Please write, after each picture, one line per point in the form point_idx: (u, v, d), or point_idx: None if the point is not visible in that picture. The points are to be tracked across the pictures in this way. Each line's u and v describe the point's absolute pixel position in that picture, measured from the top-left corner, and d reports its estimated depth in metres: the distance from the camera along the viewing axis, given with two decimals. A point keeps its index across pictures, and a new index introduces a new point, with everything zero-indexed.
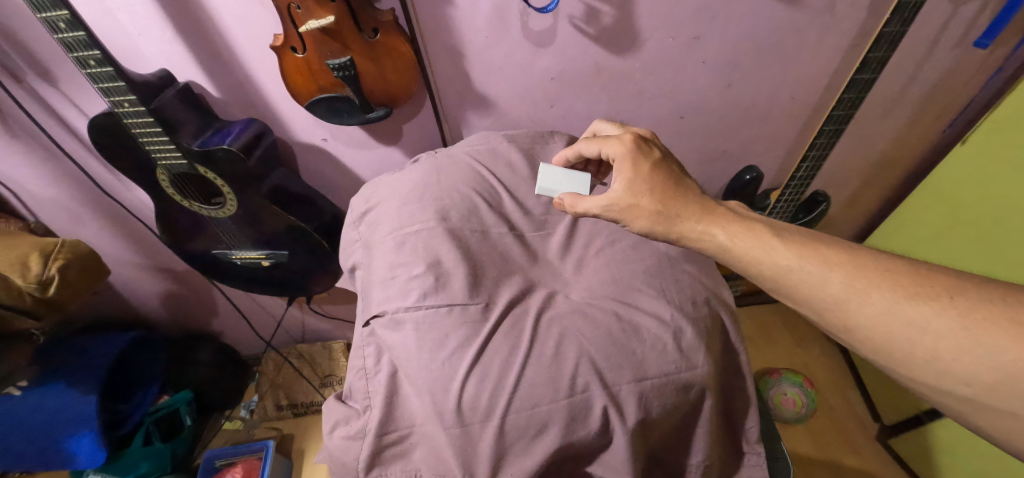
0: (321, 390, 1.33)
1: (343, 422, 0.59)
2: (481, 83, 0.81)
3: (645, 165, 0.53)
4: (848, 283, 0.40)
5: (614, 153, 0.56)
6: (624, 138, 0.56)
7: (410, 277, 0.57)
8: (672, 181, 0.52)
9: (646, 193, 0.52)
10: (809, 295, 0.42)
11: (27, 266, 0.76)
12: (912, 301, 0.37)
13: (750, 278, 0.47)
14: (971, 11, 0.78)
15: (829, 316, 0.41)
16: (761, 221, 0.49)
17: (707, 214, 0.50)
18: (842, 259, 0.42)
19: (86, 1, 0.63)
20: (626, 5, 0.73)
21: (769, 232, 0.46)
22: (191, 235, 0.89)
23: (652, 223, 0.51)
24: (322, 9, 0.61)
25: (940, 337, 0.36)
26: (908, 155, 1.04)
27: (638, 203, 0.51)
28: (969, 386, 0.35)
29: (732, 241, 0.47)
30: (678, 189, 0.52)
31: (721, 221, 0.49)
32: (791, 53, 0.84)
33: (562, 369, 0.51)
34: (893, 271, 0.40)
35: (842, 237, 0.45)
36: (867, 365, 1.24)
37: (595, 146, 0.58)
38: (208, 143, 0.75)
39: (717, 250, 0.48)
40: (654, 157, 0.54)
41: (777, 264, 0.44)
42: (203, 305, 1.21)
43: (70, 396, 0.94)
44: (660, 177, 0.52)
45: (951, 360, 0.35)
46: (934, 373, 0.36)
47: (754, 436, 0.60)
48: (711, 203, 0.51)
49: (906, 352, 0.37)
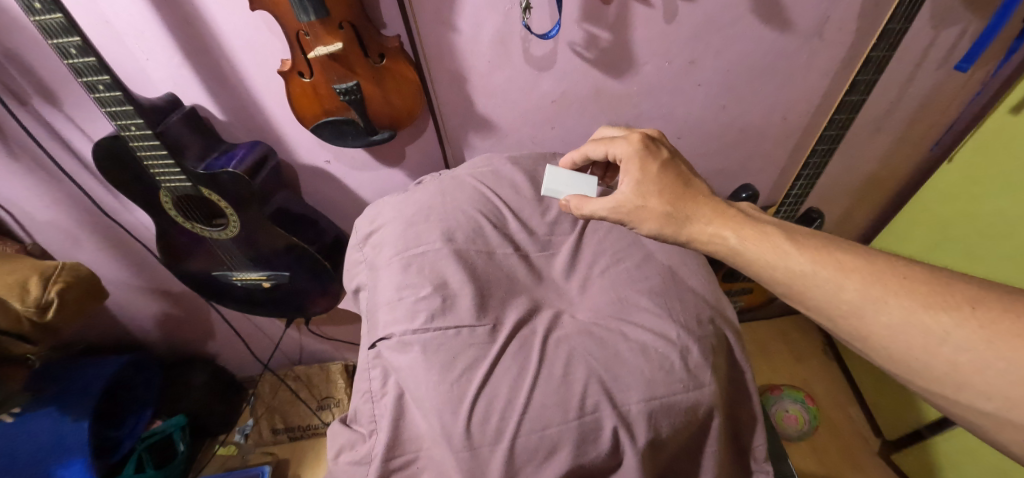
0: (318, 413, 1.31)
1: (349, 446, 0.58)
2: (484, 106, 0.83)
3: (652, 166, 0.55)
4: (864, 290, 0.41)
5: (621, 154, 0.58)
6: (631, 139, 0.58)
7: (416, 298, 0.57)
8: (681, 182, 0.54)
9: (654, 195, 0.53)
10: (824, 301, 0.43)
11: (27, 290, 0.75)
12: (931, 311, 0.38)
13: (763, 282, 0.48)
14: (952, 36, 0.81)
15: (845, 323, 0.42)
16: (773, 223, 0.50)
17: (717, 216, 0.51)
18: (858, 264, 0.43)
19: (97, 27, 0.64)
20: (623, 31, 0.76)
21: (781, 235, 0.47)
22: (191, 257, 0.89)
23: (661, 225, 0.52)
24: (330, 35, 0.62)
25: (959, 349, 0.36)
26: (897, 172, 1.07)
27: (646, 204, 0.53)
28: (990, 400, 0.35)
29: (743, 244, 0.48)
30: (687, 190, 0.53)
31: (731, 223, 0.50)
32: (783, 76, 0.86)
33: (571, 390, 0.51)
34: (912, 279, 0.40)
35: (856, 242, 0.45)
36: (865, 381, 1.24)
37: (602, 148, 0.61)
38: (213, 166, 0.75)
39: (727, 251, 0.49)
40: (662, 157, 0.56)
41: (791, 269, 0.45)
42: (199, 327, 1.19)
43: (60, 421, 0.92)
44: (668, 178, 0.54)
45: (972, 372, 0.36)
46: (954, 385, 0.37)
47: (762, 454, 0.60)
48: (721, 204, 0.52)
49: (926, 364, 0.38)
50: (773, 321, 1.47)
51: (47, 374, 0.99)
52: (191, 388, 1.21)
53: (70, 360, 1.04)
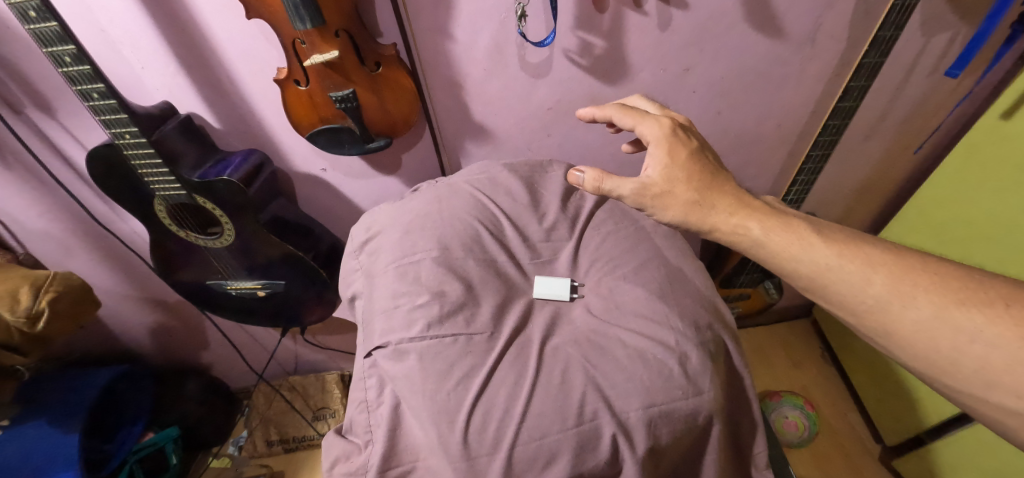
0: (313, 424, 1.29)
1: (343, 458, 0.57)
2: (480, 113, 0.83)
3: (681, 152, 0.53)
4: (891, 286, 0.42)
5: (650, 134, 0.56)
6: (661, 121, 0.56)
7: (413, 306, 0.57)
8: (708, 169, 0.52)
9: (681, 181, 0.52)
10: (849, 295, 0.43)
11: (17, 300, 0.74)
12: (962, 307, 0.39)
13: (784, 275, 0.48)
14: (942, 42, 0.82)
15: (869, 318, 0.43)
16: (798, 217, 0.50)
17: (743, 208, 0.50)
18: (886, 260, 0.43)
19: (92, 36, 0.64)
20: (617, 38, 0.76)
21: (809, 230, 0.47)
22: (184, 266, 0.88)
23: (684, 212, 0.51)
24: (326, 43, 0.62)
25: (990, 346, 0.37)
26: (891, 177, 1.08)
27: (672, 190, 0.51)
28: (1020, 399, 0.36)
29: (768, 235, 0.48)
30: (714, 178, 0.52)
31: (757, 216, 0.49)
32: (777, 82, 0.87)
33: (569, 397, 0.50)
34: (941, 276, 0.41)
35: (881, 239, 0.46)
36: (864, 386, 1.24)
37: (631, 121, 0.58)
38: (208, 174, 0.75)
39: (750, 243, 0.48)
40: (691, 145, 0.54)
41: (816, 262, 0.45)
42: (192, 337, 1.18)
43: (51, 434, 0.91)
44: (697, 166, 0.52)
45: (1001, 370, 0.37)
46: (982, 382, 0.38)
47: (763, 461, 0.60)
48: (747, 196, 0.51)
49: (954, 361, 0.39)
50: (771, 328, 1.47)
51: (38, 385, 0.98)
52: (184, 399, 1.20)
53: (61, 371, 1.02)
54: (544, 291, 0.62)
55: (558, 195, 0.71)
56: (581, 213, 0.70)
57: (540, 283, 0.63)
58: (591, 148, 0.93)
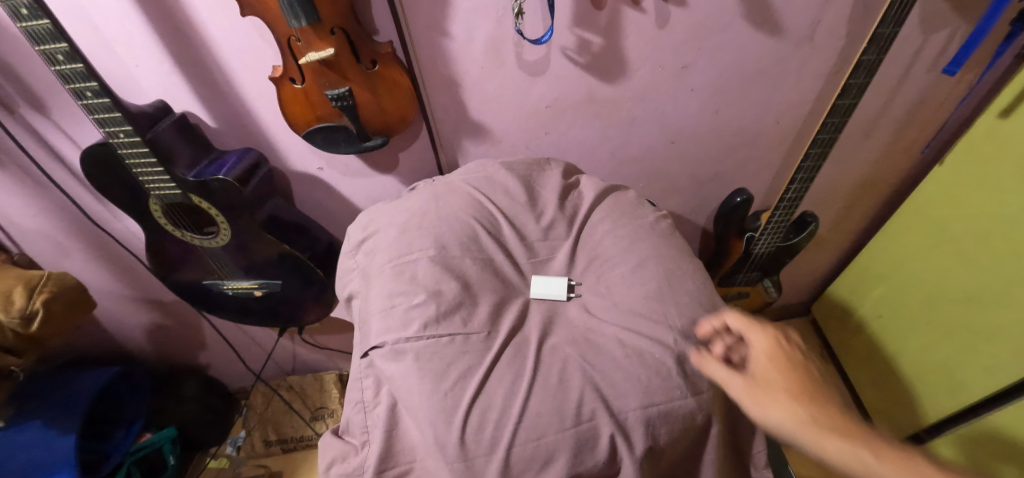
0: (312, 424, 1.29)
1: (340, 459, 0.57)
2: (478, 112, 0.83)
3: (788, 375, 0.48)
4: None
5: (756, 350, 0.51)
6: (770, 335, 0.52)
7: (410, 306, 0.56)
8: (809, 378, 0.48)
9: (785, 395, 0.46)
10: None
11: (11, 300, 0.74)
12: None
13: None
14: (941, 39, 0.82)
15: None
16: (919, 451, 0.42)
17: (857, 433, 0.43)
18: None
19: (85, 34, 0.64)
20: (615, 35, 0.76)
21: (925, 462, 0.41)
22: (181, 266, 0.88)
23: (788, 420, 0.45)
24: (322, 41, 0.62)
25: None
26: (889, 175, 1.08)
27: (776, 397, 0.46)
28: None
29: (884, 468, 0.41)
30: (817, 388, 0.47)
31: (872, 445, 0.42)
32: (775, 80, 0.87)
33: (567, 397, 0.50)
34: None
35: None
36: (863, 385, 1.23)
37: (738, 328, 0.54)
38: (203, 173, 0.75)
39: (859, 472, 0.41)
40: (801, 368, 0.49)
41: None
42: (190, 337, 1.17)
43: (44, 436, 0.90)
44: (804, 386, 0.47)
45: None
46: None
47: (762, 461, 0.59)
48: (859, 424, 0.45)
49: None
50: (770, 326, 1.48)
51: (34, 387, 0.97)
52: (181, 400, 1.19)
53: (58, 371, 1.02)
54: (541, 291, 0.62)
55: (555, 195, 0.71)
56: (579, 212, 0.70)
57: (539, 282, 0.63)
58: (589, 147, 0.93)
